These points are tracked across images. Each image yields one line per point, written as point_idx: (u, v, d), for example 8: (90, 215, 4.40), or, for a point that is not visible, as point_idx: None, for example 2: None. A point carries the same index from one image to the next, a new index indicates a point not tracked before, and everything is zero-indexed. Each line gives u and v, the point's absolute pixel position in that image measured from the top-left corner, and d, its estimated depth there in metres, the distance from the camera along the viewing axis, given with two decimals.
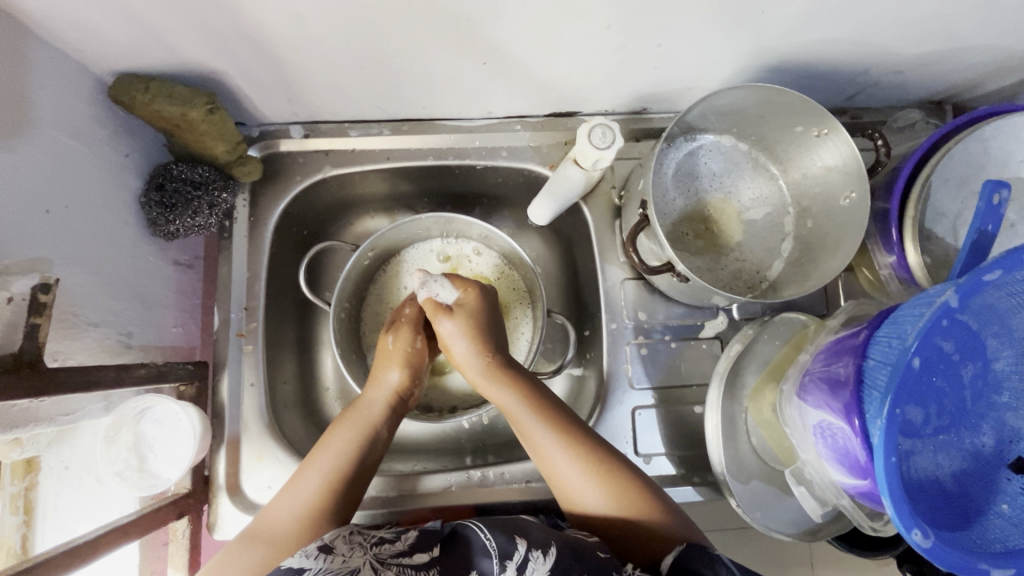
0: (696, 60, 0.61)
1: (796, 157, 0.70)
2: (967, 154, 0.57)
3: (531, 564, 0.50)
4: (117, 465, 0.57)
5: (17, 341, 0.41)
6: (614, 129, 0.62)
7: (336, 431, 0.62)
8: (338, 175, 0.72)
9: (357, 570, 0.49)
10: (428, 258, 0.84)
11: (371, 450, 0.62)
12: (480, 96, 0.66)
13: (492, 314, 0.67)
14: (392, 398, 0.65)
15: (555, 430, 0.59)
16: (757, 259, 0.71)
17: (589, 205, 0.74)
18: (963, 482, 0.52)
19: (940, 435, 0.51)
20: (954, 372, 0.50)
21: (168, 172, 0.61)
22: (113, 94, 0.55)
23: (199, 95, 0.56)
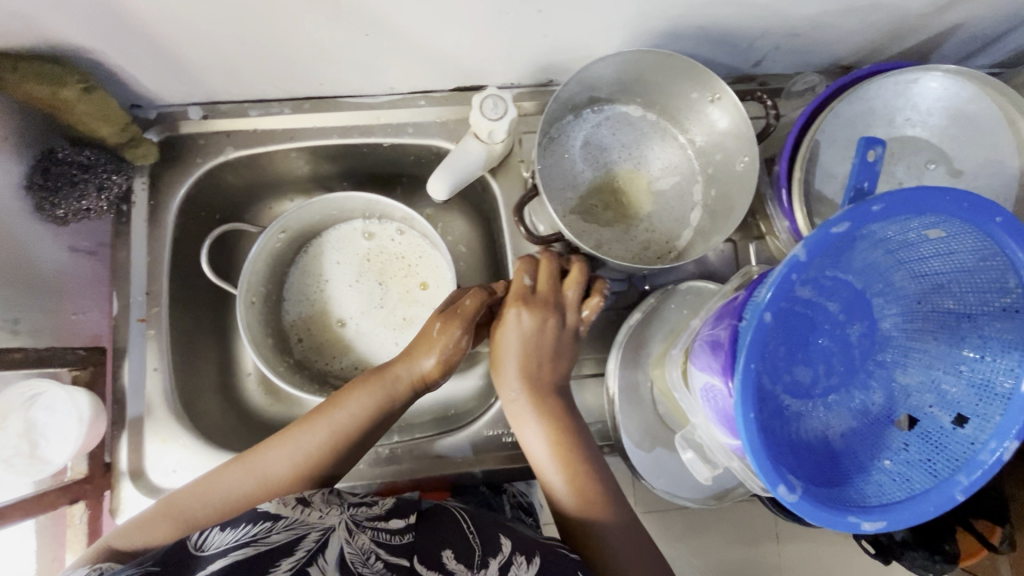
0: (585, 26, 0.60)
1: (701, 125, 0.70)
2: (851, 114, 0.58)
3: (513, 568, 0.50)
4: (5, 451, 0.57)
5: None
6: (506, 99, 0.62)
7: (359, 397, 0.60)
8: (242, 157, 0.72)
9: (333, 530, 0.50)
10: (349, 239, 0.83)
11: (367, 437, 0.61)
12: (375, 70, 0.66)
13: (545, 343, 0.62)
14: (416, 382, 0.62)
15: (551, 429, 0.60)
16: (666, 230, 0.71)
17: (500, 181, 0.73)
18: (851, 440, 0.52)
19: (829, 396, 0.51)
20: (839, 331, 0.50)
21: (52, 156, 0.60)
22: None
23: (71, 73, 0.55)
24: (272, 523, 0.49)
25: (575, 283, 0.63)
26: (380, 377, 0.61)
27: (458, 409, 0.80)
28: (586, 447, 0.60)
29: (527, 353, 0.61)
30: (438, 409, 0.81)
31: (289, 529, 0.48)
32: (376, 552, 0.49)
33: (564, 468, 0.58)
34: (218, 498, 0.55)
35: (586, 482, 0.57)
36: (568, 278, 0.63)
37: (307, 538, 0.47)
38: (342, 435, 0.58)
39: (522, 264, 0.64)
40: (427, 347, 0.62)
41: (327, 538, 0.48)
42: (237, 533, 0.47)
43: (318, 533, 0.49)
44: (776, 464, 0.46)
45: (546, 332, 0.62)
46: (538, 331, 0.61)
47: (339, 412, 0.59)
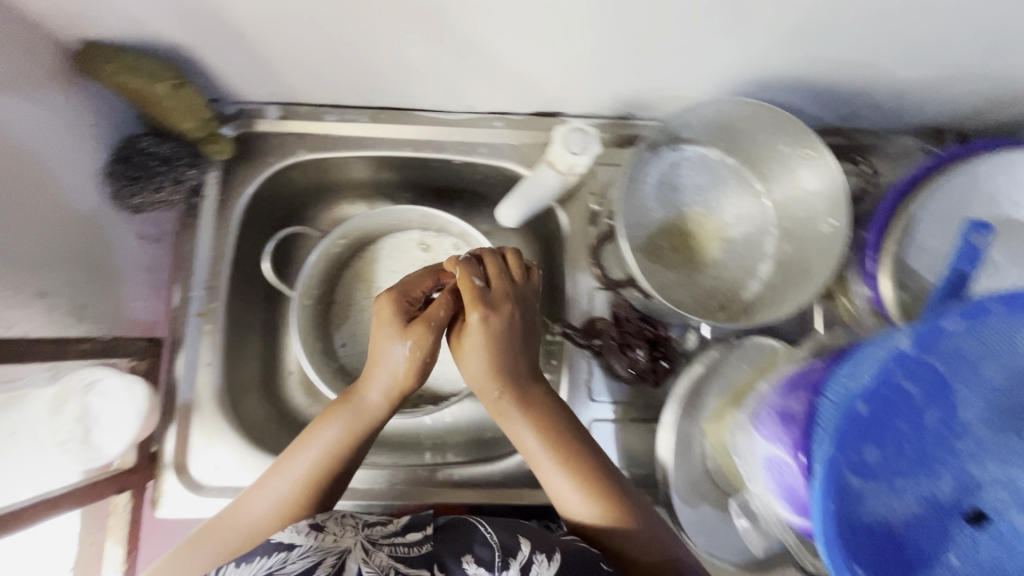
0: (680, 66, 0.58)
1: (783, 178, 0.67)
2: (955, 189, 0.55)
3: (534, 567, 0.48)
4: (60, 435, 0.56)
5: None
6: (591, 134, 0.60)
7: (329, 424, 0.57)
8: (312, 160, 0.71)
9: (349, 552, 0.50)
10: (404, 248, 0.83)
11: (360, 450, 0.58)
12: (457, 88, 0.64)
13: (516, 337, 0.57)
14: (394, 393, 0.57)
15: (555, 450, 0.55)
16: (732, 279, 0.69)
17: (566, 210, 0.72)
18: (913, 531, 0.42)
19: (896, 477, 0.42)
20: (914, 415, 0.42)
21: (135, 146, 0.61)
22: (80, 66, 0.54)
23: (165, 70, 0.56)
24: (287, 550, 0.48)
25: (520, 266, 0.60)
26: (348, 402, 0.57)
27: (495, 433, 0.79)
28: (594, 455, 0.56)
29: (498, 351, 0.56)
30: (472, 432, 0.79)
31: (304, 557, 0.47)
32: (394, 568, 0.49)
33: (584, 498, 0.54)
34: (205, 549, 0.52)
35: (610, 502, 0.53)
36: (511, 262, 0.60)
37: (324, 564, 0.47)
38: (328, 460, 0.55)
39: (467, 267, 0.58)
40: (387, 374, 0.57)
41: (344, 561, 0.48)
42: (251, 564, 0.47)
43: (334, 557, 0.48)
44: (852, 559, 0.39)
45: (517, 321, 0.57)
46: (508, 327, 0.56)
47: (316, 442, 0.56)
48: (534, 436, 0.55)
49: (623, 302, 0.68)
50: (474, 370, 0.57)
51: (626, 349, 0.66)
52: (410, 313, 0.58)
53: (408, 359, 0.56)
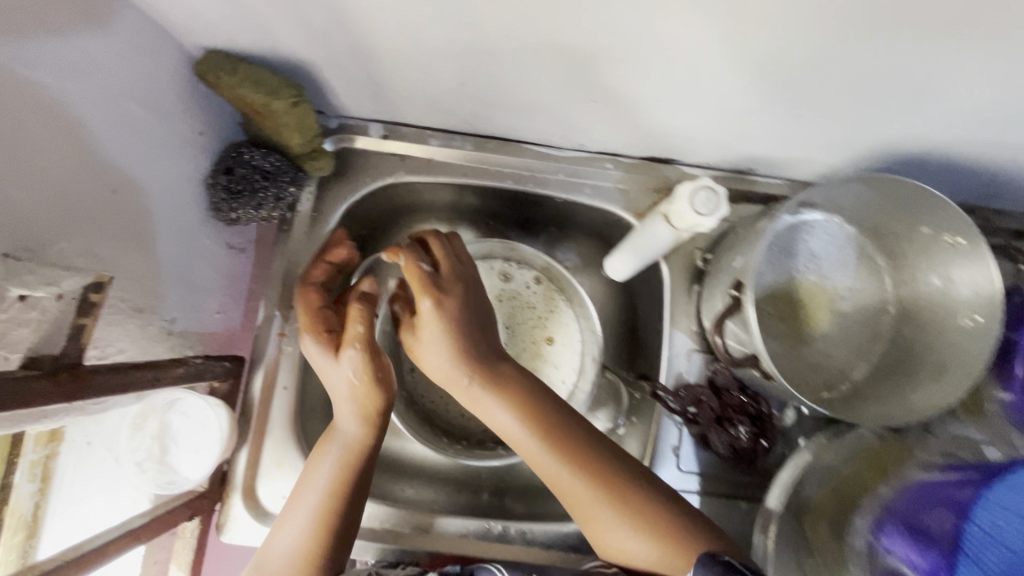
0: (826, 133, 0.54)
1: (911, 257, 0.62)
2: None
3: None
4: (138, 454, 0.55)
5: (59, 344, 0.38)
6: (720, 195, 0.55)
7: (319, 464, 0.56)
8: (408, 182, 0.68)
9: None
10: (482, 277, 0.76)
11: (366, 473, 0.57)
12: (576, 128, 0.61)
13: (476, 317, 0.59)
14: (367, 413, 0.57)
15: (555, 457, 0.53)
16: (840, 357, 0.64)
17: (667, 262, 0.67)
18: None
19: None
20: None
21: (239, 157, 0.58)
22: (198, 70, 0.51)
23: (286, 86, 0.53)
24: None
25: (440, 249, 0.61)
26: (329, 442, 0.57)
27: None
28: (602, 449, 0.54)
29: (456, 335, 0.56)
30: (534, 478, 0.74)
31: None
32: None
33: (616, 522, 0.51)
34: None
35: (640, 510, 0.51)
36: (439, 250, 0.61)
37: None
38: (332, 493, 0.54)
39: (410, 255, 0.58)
40: (356, 401, 0.56)
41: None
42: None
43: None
44: None
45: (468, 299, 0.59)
46: (463, 311, 0.58)
47: (313, 480, 0.55)
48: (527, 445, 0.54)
49: (722, 370, 0.63)
50: (438, 364, 0.58)
51: (726, 424, 0.61)
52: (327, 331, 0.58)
53: (360, 380, 0.56)
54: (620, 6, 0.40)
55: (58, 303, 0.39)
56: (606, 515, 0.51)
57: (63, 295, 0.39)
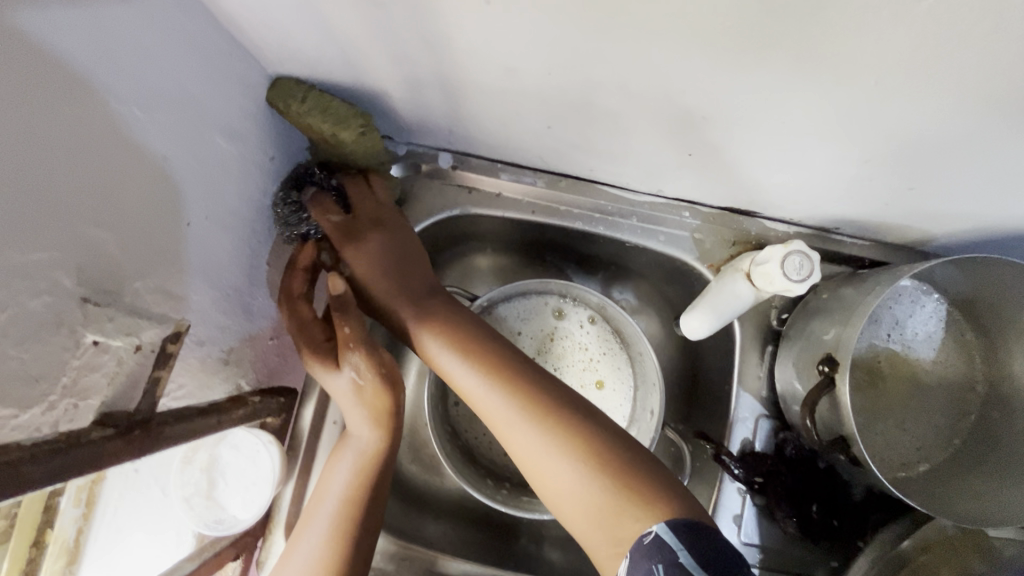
0: (935, 204, 0.51)
1: (1009, 337, 0.58)
2: None
3: None
4: (187, 488, 0.53)
5: (133, 400, 0.37)
6: (814, 260, 0.52)
7: (336, 470, 0.56)
8: (474, 215, 0.66)
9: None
10: (536, 314, 0.72)
11: (380, 481, 0.57)
12: (657, 175, 0.58)
13: (397, 258, 0.61)
14: (376, 419, 0.56)
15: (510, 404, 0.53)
16: (921, 436, 0.60)
17: (739, 318, 0.64)
18: None
19: None
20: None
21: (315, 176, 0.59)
22: (272, 99, 0.51)
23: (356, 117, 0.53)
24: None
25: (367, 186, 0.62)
26: (344, 448, 0.57)
27: None
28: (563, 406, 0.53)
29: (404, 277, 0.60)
30: None
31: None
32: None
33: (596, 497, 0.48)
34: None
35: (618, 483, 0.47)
36: (357, 193, 0.61)
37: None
38: (354, 499, 0.55)
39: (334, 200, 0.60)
40: (362, 411, 0.56)
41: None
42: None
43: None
44: None
45: (391, 239, 0.61)
46: (383, 249, 0.61)
47: (336, 482, 0.55)
48: (486, 395, 0.55)
49: (792, 439, 0.61)
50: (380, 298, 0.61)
51: (797, 500, 0.59)
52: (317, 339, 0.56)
53: (360, 392, 0.55)
54: (739, 72, 0.38)
55: (136, 354, 0.37)
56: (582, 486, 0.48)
57: (140, 347, 0.38)
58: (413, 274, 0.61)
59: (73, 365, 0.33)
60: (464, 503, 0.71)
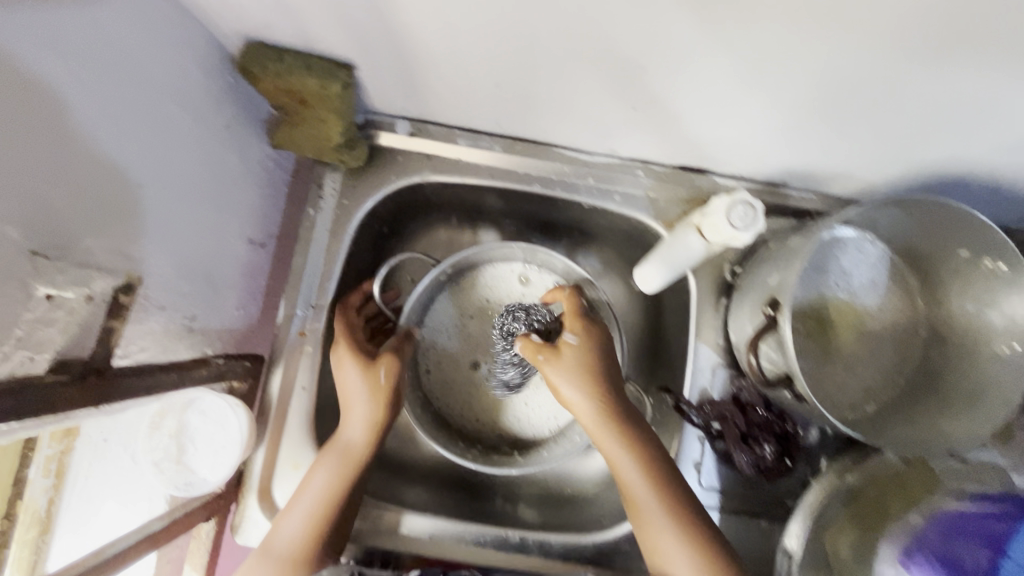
0: (869, 150, 0.53)
1: (947, 280, 0.61)
2: None
3: None
4: (156, 453, 0.54)
5: (88, 348, 0.38)
6: (757, 210, 0.54)
7: (318, 472, 0.55)
8: (435, 182, 0.67)
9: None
10: (503, 280, 0.74)
11: (359, 486, 0.57)
12: (609, 134, 0.60)
13: (606, 351, 0.59)
14: (370, 430, 0.57)
15: (644, 480, 0.54)
16: (868, 380, 0.63)
17: (695, 273, 0.66)
18: None
19: None
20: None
21: None
22: (241, 63, 0.51)
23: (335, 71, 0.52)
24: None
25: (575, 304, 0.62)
26: (340, 435, 0.57)
27: (575, 491, 0.71)
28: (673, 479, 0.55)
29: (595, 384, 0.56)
30: (550, 487, 0.72)
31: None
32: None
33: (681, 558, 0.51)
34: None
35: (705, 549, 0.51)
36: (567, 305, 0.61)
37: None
38: (336, 494, 0.55)
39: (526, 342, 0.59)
40: (369, 414, 0.57)
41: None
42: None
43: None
44: None
45: (600, 353, 0.58)
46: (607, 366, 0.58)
47: (325, 465, 0.56)
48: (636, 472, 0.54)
49: (748, 386, 0.62)
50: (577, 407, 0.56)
51: (749, 441, 0.61)
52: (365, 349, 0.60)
53: (374, 393, 0.57)
54: (670, 17, 0.39)
55: (87, 304, 0.38)
56: (673, 549, 0.51)
57: (92, 296, 0.38)
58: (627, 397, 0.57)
59: (24, 318, 0.33)
60: (437, 467, 0.73)
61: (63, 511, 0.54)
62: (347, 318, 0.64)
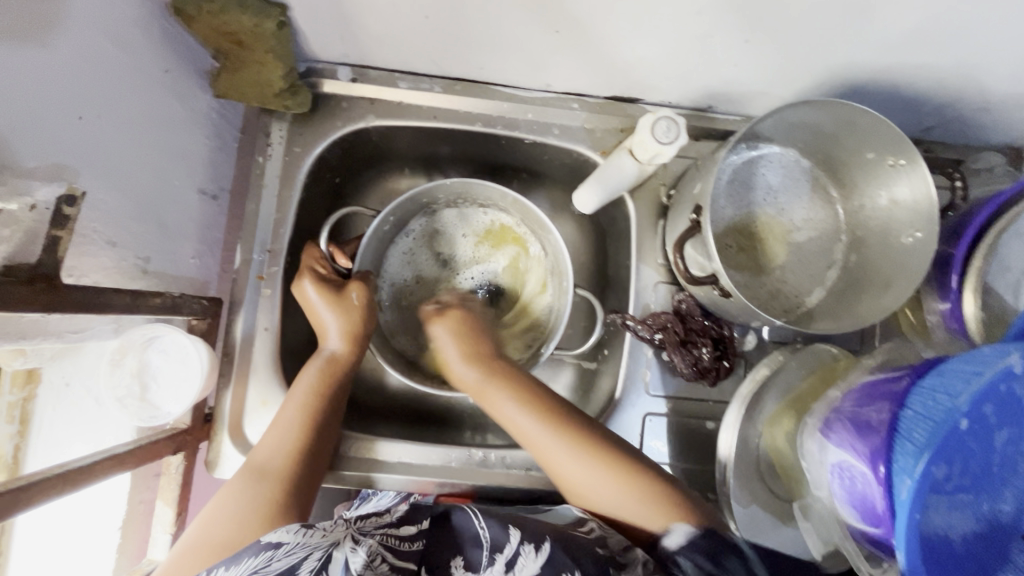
0: (777, 63, 0.58)
1: (861, 184, 0.66)
2: None
3: (521, 561, 0.46)
4: (120, 391, 0.56)
5: (35, 254, 0.40)
6: (680, 124, 0.58)
7: (303, 374, 0.60)
8: (380, 127, 0.69)
9: (337, 545, 0.44)
10: (456, 220, 0.77)
11: (342, 389, 0.61)
12: (542, 66, 0.63)
13: (475, 327, 0.66)
14: (351, 338, 0.62)
15: (538, 424, 0.57)
16: (798, 284, 0.67)
17: (634, 199, 0.70)
18: (973, 545, 0.45)
19: (957, 493, 0.44)
20: (988, 435, 0.43)
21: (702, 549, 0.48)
22: (174, 5, 0.51)
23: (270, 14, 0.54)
24: (273, 548, 0.43)
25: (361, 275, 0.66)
26: (311, 361, 0.61)
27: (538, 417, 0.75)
28: (577, 418, 0.58)
29: (469, 348, 0.63)
30: None
31: (289, 554, 0.43)
32: (382, 558, 0.44)
33: (598, 478, 0.55)
34: (226, 527, 0.49)
35: (617, 462, 0.55)
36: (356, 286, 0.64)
37: (307, 560, 0.42)
38: (310, 411, 0.58)
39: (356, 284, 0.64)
40: (342, 323, 0.62)
41: (330, 554, 0.43)
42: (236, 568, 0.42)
43: (320, 552, 0.43)
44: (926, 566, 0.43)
45: (480, 323, 0.66)
46: (476, 324, 0.66)
47: (296, 391, 0.59)
48: (531, 430, 0.57)
49: (687, 299, 0.67)
50: (465, 378, 0.62)
51: (689, 346, 0.65)
52: (330, 278, 0.64)
53: (349, 310, 0.62)
54: None
55: (32, 213, 0.41)
56: (589, 467, 0.55)
57: (36, 206, 0.42)
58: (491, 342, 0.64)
59: None
60: (404, 405, 0.75)
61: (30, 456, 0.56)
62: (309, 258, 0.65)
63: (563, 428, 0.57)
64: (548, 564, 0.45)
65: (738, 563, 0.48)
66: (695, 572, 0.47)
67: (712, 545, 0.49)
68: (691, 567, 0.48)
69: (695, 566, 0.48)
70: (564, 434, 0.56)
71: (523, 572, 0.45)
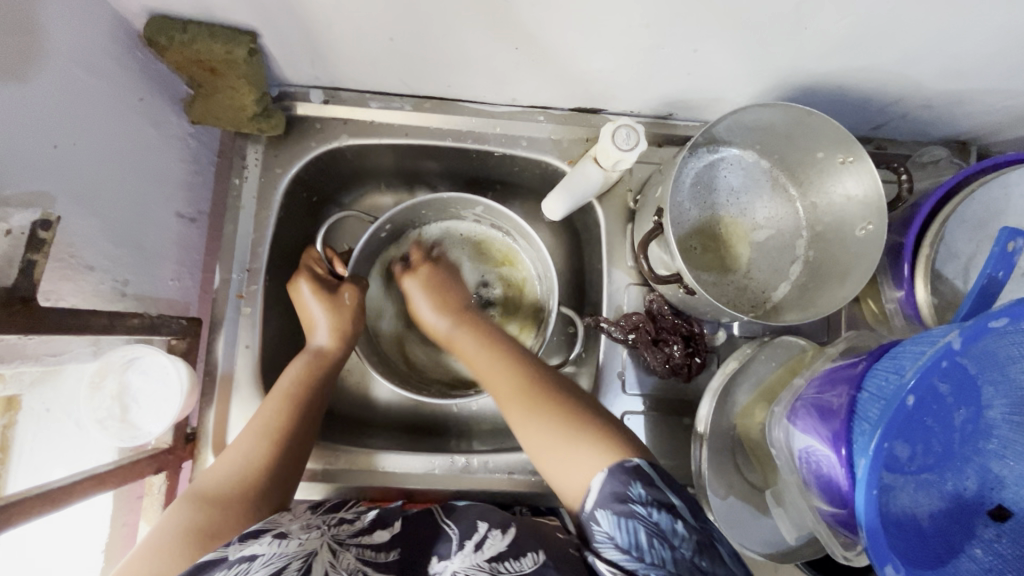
0: (726, 71, 0.61)
1: (817, 181, 0.69)
2: (970, 214, 0.60)
3: (488, 540, 0.49)
4: (99, 413, 0.57)
5: (12, 277, 0.41)
6: (639, 132, 0.61)
7: (290, 366, 0.62)
8: (354, 145, 0.71)
9: (315, 554, 0.44)
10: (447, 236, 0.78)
11: (326, 383, 0.62)
12: (506, 81, 0.65)
13: (450, 283, 0.69)
14: (338, 332, 0.65)
15: (506, 372, 0.57)
16: (763, 280, 0.70)
17: (603, 205, 0.72)
18: (939, 523, 0.47)
19: (922, 473, 0.46)
20: (944, 412, 0.45)
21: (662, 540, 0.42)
22: (147, 36, 0.53)
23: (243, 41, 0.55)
24: (248, 561, 0.41)
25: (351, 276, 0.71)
26: (303, 355, 0.64)
27: None
28: (548, 377, 0.56)
29: (442, 300, 0.67)
30: (498, 421, 0.77)
31: (268, 565, 0.41)
32: (363, 571, 0.45)
33: (536, 423, 0.52)
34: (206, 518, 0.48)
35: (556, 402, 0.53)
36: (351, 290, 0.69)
37: (288, 570, 0.41)
38: (288, 412, 0.57)
39: (350, 288, 0.68)
40: (331, 319, 0.65)
41: (310, 564, 0.42)
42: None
43: (300, 562, 0.42)
44: (891, 541, 0.45)
45: (437, 277, 0.70)
46: (434, 276, 0.70)
47: (280, 385, 0.60)
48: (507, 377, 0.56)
49: (657, 298, 0.69)
50: (432, 322, 0.66)
51: (661, 344, 0.67)
52: (325, 277, 0.68)
53: (339, 308, 0.66)
54: None
55: (7, 238, 0.42)
56: (544, 418, 0.52)
57: (11, 232, 0.42)
58: (461, 295, 0.68)
59: None
60: (391, 416, 0.76)
61: (10, 486, 0.51)
62: (309, 259, 0.70)
63: (533, 392, 0.54)
64: (513, 543, 0.48)
65: (643, 490, 0.44)
66: (609, 519, 0.44)
67: (619, 484, 0.45)
68: (607, 514, 0.44)
69: (608, 513, 0.44)
70: (535, 404, 0.53)
71: (490, 549, 0.48)
